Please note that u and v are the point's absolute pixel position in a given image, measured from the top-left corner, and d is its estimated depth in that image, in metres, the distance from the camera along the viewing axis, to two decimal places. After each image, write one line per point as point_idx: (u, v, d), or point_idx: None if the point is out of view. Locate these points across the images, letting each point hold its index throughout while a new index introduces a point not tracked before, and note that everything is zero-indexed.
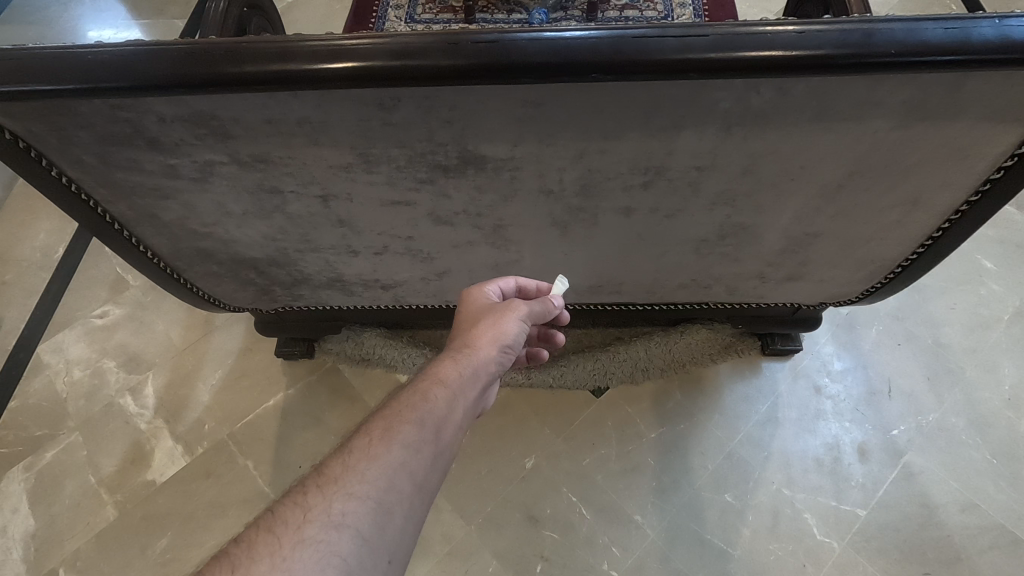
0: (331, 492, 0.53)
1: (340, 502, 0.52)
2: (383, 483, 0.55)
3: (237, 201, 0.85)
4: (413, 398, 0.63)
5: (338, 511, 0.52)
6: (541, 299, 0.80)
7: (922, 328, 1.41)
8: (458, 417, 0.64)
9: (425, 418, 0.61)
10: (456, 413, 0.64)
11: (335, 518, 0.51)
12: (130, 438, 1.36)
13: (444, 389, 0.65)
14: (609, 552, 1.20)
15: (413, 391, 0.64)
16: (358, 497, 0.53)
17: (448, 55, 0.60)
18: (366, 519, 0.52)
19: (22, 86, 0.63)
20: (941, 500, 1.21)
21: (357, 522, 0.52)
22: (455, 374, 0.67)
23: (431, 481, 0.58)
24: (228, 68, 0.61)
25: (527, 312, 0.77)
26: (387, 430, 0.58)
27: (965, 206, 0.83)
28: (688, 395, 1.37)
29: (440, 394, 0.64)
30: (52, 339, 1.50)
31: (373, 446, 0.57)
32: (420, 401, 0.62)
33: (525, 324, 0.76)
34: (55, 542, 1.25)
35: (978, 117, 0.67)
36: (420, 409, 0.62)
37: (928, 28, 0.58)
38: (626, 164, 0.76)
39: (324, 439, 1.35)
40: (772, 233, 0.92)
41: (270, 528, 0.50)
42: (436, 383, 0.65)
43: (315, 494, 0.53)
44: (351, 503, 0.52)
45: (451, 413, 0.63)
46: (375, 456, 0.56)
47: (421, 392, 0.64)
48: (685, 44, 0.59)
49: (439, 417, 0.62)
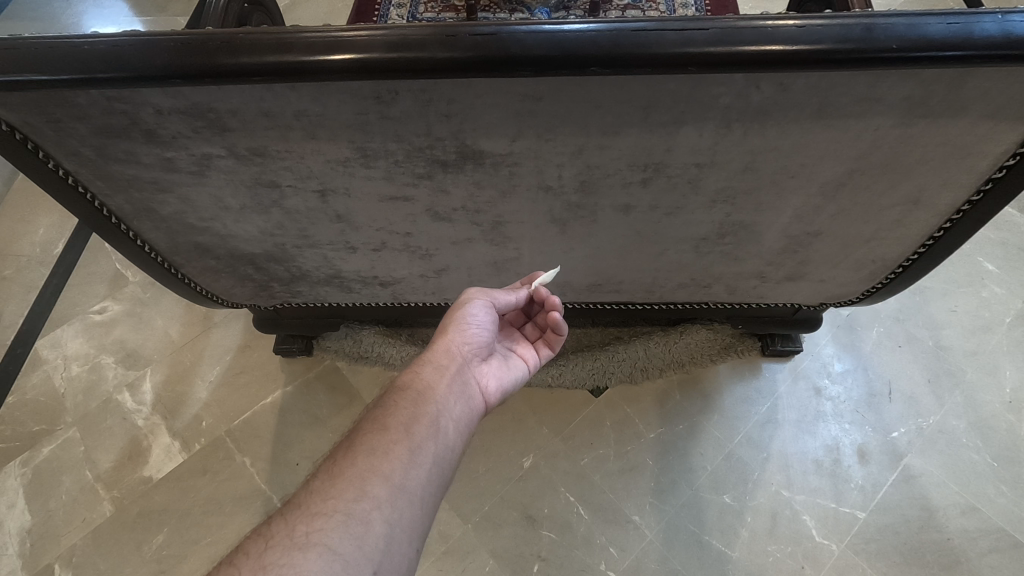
0: (295, 517, 0.53)
1: (304, 522, 0.52)
2: (350, 495, 0.55)
3: (235, 195, 0.85)
4: (377, 411, 0.66)
5: (303, 533, 0.52)
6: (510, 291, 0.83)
7: (923, 330, 1.40)
8: (428, 411, 0.66)
9: (389, 423, 0.63)
10: (425, 409, 0.66)
11: (301, 539, 0.51)
12: (128, 434, 1.36)
13: (405, 389, 0.68)
14: (607, 552, 1.19)
15: (376, 403, 0.67)
16: (324, 515, 0.53)
17: (447, 47, 0.60)
18: (335, 532, 0.52)
19: (17, 76, 0.62)
20: (940, 502, 1.21)
21: (325, 539, 0.51)
22: (413, 372, 0.71)
23: (410, 481, 0.59)
24: (224, 60, 0.61)
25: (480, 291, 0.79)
26: (351, 448, 0.60)
27: (967, 205, 0.83)
28: (686, 394, 1.36)
29: (404, 397, 0.67)
30: (51, 335, 1.49)
31: (337, 464, 0.58)
32: (382, 411, 0.65)
33: (485, 306, 0.79)
34: (51, 538, 1.24)
35: (980, 115, 0.66)
36: (383, 417, 0.64)
37: (931, 23, 0.57)
38: (625, 160, 0.76)
39: (321, 436, 1.34)
40: (773, 231, 0.92)
41: (233, 561, 0.50)
42: (398, 389, 0.68)
43: (280, 522, 0.53)
44: (318, 521, 0.53)
45: (419, 411, 0.65)
46: (339, 472, 0.57)
47: (385, 402, 0.67)
48: (685, 37, 0.59)
49: (407, 418, 0.64)
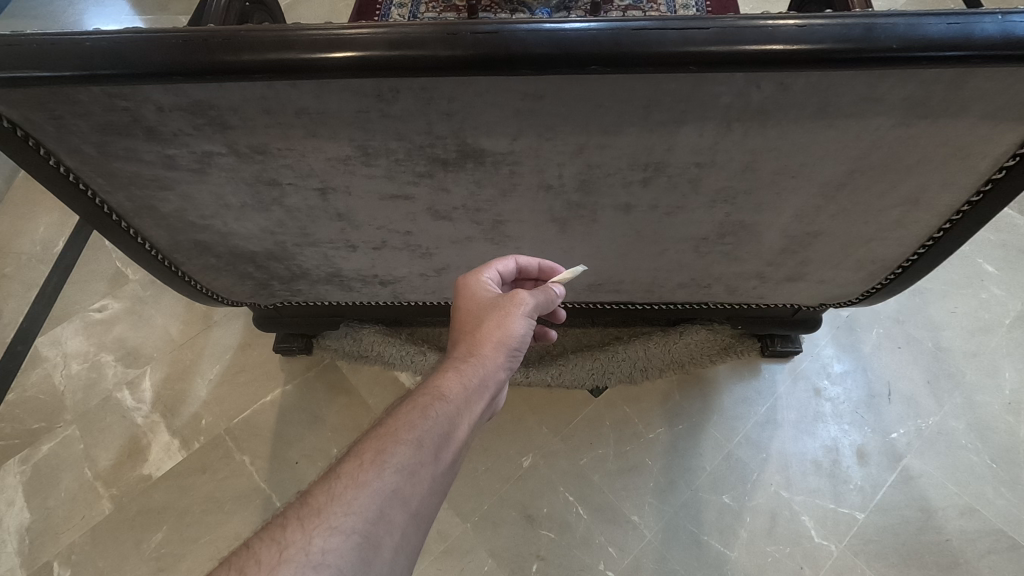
0: (311, 526, 0.52)
1: (320, 537, 0.51)
2: (370, 514, 0.54)
3: (235, 193, 0.85)
4: (411, 416, 0.63)
5: (318, 549, 0.51)
6: (541, 288, 0.79)
7: (923, 331, 1.40)
8: (459, 434, 0.64)
9: (422, 438, 0.61)
10: (457, 429, 0.64)
11: (314, 556, 0.50)
12: (127, 432, 1.36)
13: (444, 403, 0.64)
14: (605, 551, 1.19)
15: (411, 406, 0.64)
16: (341, 532, 0.52)
17: (448, 45, 0.60)
18: (348, 556, 0.51)
19: (20, 73, 0.62)
20: (940, 504, 1.21)
21: (338, 561, 0.51)
22: (456, 385, 0.67)
23: (425, 507, 0.58)
24: (227, 57, 0.61)
25: (530, 305, 0.76)
26: (379, 454, 0.58)
27: (967, 206, 0.83)
28: (686, 394, 1.37)
29: (441, 410, 0.64)
30: (51, 332, 1.49)
31: (362, 472, 0.56)
32: (418, 419, 0.62)
33: (529, 322, 0.75)
34: (50, 536, 1.24)
35: (980, 115, 0.67)
36: (417, 428, 0.61)
37: (931, 23, 0.57)
38: (625, 160, 0.76)
39: (320, 435, 1.34)
40: (772, 231, 0.92)
41: (242, 568, 0.49)
42: (436, 397, 0.65)
43: (295, 528, 0.52)
44: (333, 538, 0.52)
45: (451, 430, 0.63)
46: (363, 483, 0.55)
47: (419, 408, 0.64)
48: (686, 36, 0.59)
49: (438, 435, 0.62)
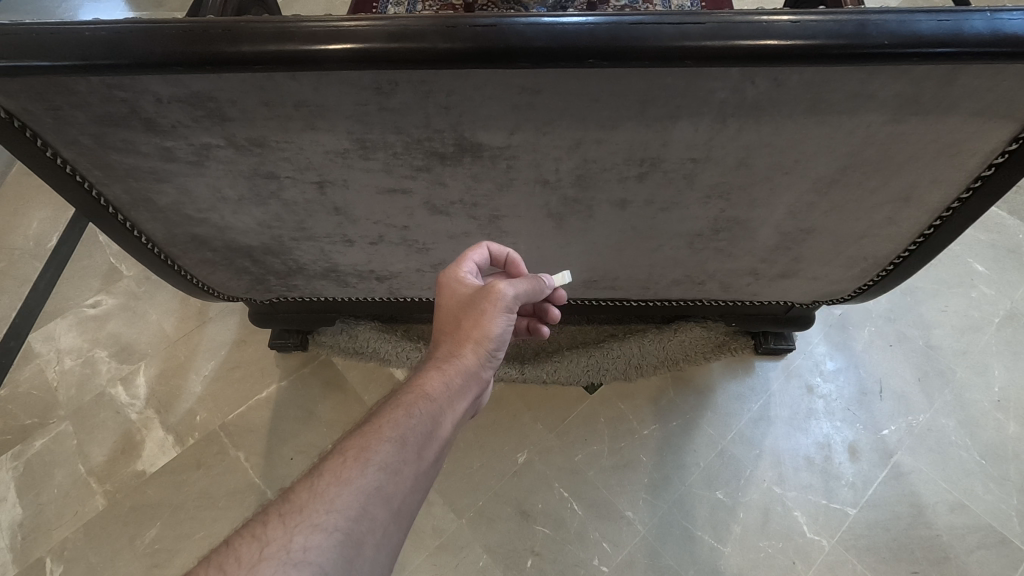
0: (293, 524, 0.52)
1: (302, 534, 0.51)
2: (352, 512, 0.54)
3: (233, 186, 0.85)
4: (395, 413, 0.64)
5: (299, 546, 0.51)
6: (529, 279, 0.79)
7: (914, 329, 1.41)
8: (441, 433, 0.65)
9: (407, 436, 0.61)
10: (440, 428, 0.65)
11: (296, 554, 0.50)
12: (121, 428, 1.35)
13: (427, 402, 0.66)
14: (599, 547, 1.20)
15: (395, 405, 0.65)
16: (323, 530, 0.52)
17: (447, 38, 0.61)
18: (331, 553, 0.51)
19: (17, 62, 0.63)
20: (930, 500, 1.22)
21: (319, 558, 0.51)
22: (439, 385, 0.68)
23: (406, 506, 0.58)
24: (225, 48, 0.61)
25: (511, 297, 0.75)
26: (363, 451, 0.58)
27: (957, 204, 0.84)
28: (680, 392, 1.37)
29: (424, 408, 0.65)
30: (44, 328, 1.49)
31: (346, 468, 0.57)
32: (401, 417, 0.63)
33: (509, 317, 0.75)
34: (42, 532, 1.23)
35: (970, 111, 0.68)
36: (401, 426, 0.62)
37: (921, 20, 0.59)
38: (621, 155, 0.77)
39: (315, 431, 1.35)
40: (766, 228, 0.93)
41: (222, 565, 0.49)
42: (420, 396, 0.66)
43: (276, 525, 0.52)
44: (315, 536, 0.52)
45: (435, 428, 0.64)
46: (347, 480, 0.56)
47: (405, 407, 0.65)
48: (682, 31, 0.60)
49: (422, 434, 0.63)
